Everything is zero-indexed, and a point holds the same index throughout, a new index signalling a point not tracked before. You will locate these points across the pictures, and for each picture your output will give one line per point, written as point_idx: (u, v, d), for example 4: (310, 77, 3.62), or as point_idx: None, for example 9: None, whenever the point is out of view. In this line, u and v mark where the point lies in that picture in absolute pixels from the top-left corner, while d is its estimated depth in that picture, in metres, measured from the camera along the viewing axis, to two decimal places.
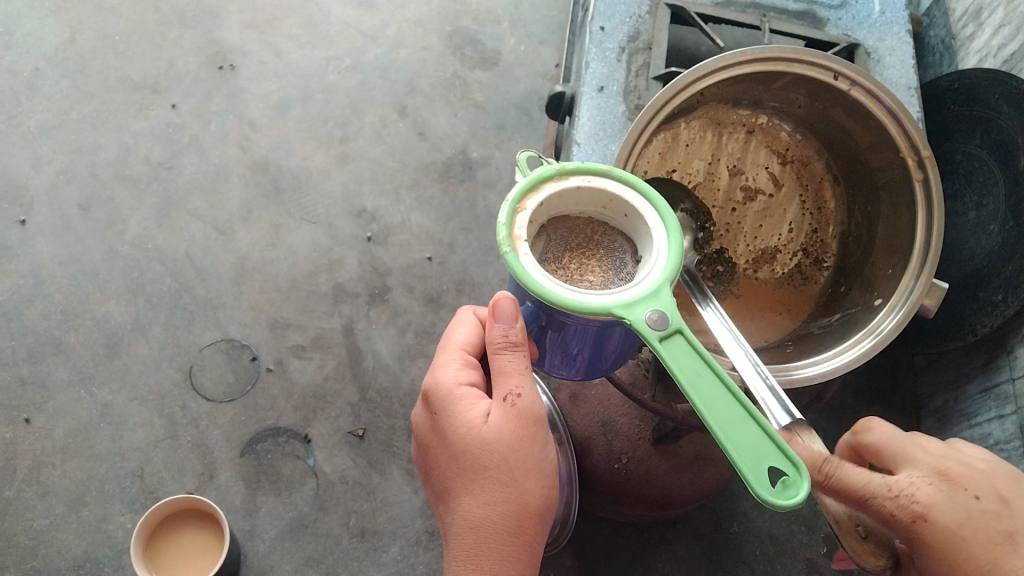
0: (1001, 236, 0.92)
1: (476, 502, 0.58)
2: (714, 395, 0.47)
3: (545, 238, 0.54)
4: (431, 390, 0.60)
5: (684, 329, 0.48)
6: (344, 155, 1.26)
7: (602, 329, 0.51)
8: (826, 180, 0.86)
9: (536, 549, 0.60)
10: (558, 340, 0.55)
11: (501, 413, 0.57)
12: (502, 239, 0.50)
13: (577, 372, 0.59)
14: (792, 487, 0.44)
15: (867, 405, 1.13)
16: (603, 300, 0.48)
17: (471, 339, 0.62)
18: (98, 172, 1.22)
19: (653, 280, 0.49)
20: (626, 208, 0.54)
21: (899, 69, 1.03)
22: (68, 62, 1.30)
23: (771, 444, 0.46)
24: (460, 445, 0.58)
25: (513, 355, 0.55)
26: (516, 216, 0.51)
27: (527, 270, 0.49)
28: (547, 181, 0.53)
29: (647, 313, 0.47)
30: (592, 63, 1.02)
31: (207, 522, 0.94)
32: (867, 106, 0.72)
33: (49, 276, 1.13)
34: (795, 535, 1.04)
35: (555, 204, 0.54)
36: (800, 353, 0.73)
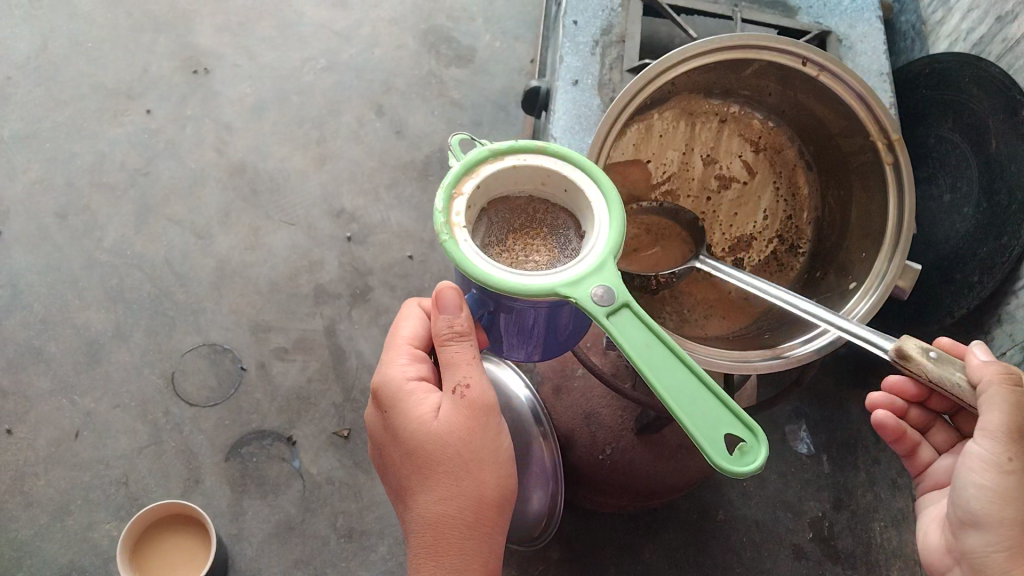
0: (975, 217, 0.93)
1: (431, 498, 0.59)
2: (665, 366, 0.48)
3: (486, 221, 0.55)
4: (379, 388, 0.60)
5: (631, 302, 0.48)
6: (322, 156, 1.26)
7: (554, 307, 0.52)
8: (799, 166, 0.86)
9: (497, 535, 0.61)
10: (511, 323, 0.56)
11: (451, 407, 0.58)
12: (440, 227, 0.50)
13: (533, 352, 0.60)
14: (749, 453, 0.47)
15: (850, 389, 1.13)
16: (546, 281, 0.49)
17: (416, 332, 0.63)
18: (74, 180, 1.21)
19: (597, 253, 0.50)
20: (566, 183, 0.54)
21: (870, 56, 1.04)
22: (40, 71, 1.29)
23: (725, 411, 0.48)
24: (412, 441, 0.58)
25: (459, 345, 0.56)
26: (453, 202, 0.51)
27: (466, 256, 0.49)
28: (485, 164, 0.53)
29: (593, 290, 0.48)
30: (566, 57, 1.02)
31: (189, 524, 0.94)
32: (834, 90, 0.72)
33: (28, 285, 1.12)
34: (781, 521, 1.05)
35: (495, 186, 0.54)
36: (773, 339, 0.74)
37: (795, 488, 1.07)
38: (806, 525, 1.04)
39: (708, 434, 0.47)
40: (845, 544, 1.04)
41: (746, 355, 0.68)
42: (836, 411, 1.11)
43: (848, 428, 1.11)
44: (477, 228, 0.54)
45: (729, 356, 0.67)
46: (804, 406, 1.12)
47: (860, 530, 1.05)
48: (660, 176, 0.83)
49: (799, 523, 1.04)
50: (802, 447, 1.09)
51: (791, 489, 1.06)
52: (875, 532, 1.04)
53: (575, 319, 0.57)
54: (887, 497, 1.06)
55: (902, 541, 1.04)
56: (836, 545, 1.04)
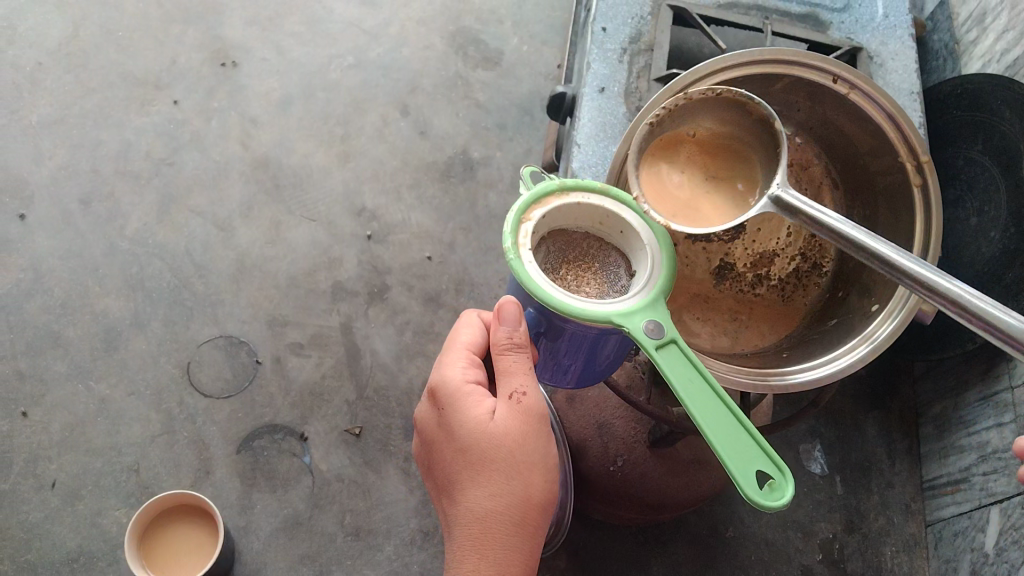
0: (1003, 242, 0.92)
1: (481, 493, 0.57)
2: (705, 400, 0.50)
3: (545, 249, 0.58)
4: (436, 386, 0.60)
5: (678, 339, 0.52)
6: (345, 153, 1.26)
7: (597, 339, 0.56)
8: (825, 184, 0.84)
9: (538, 542, 0.60)
10: (550, 350, 0.61)
11: (506, 411, 0.58)
12: (507, 246, 0.54)
13: (564, 381, 0.65)
14: (777, 490, 0.48)
15: (866, 411, 1.12)
16: (604, 310, 0.52)
17: (475, 339, 0.62)
18: (99, 167, 1.22)
19: (650, 293, 0.53)
20: (623, 224, 0.58)
21: (902, 74, 1.02)
22: (70, 58, 1.30)
23: (757, 447, 0.49)
24: (467, 438, 0.58)
25: (517, 356, 0.57)
26: (520, 225, 0.55)
27: (530, 276, 0.52)
28: (554, 195, 0.57)
29: (645, 323, 0.52)
30: (594, 63, 1.01)
31: (198, 515, 0.94)
32: (864, 110, 0.72)
33: (49, 270, 1.13)
34: (791, 540, 1.04)
35: (557, 216, 0.58)
36: (792, 359, 0.73)
37: (807, 508, 1.06)
38: (816, 545, 1.03)
39: (740, 463, 0.48)
40: (855, 567, 1.02)
41: (761, 373, 0.68)
42: (851, 432, 1.10)
43: (863, 450, 1.10)
44: (538, 254, 0.58)
45: (747, 374, 0.67)
46: (820, 425, 1.11)
47: (871, 553, 1.03)
48: None
49: (809, 543, 1.03)
50: (816, 467, 1.08)
51: (803, 509, 1.05)
52: (886, 557, 1.03)
53: (608, 364, 0.62)
54: (899, 521, 1.05)
55: (913, 567, 1.03)
56: (846, 568, 1.02)
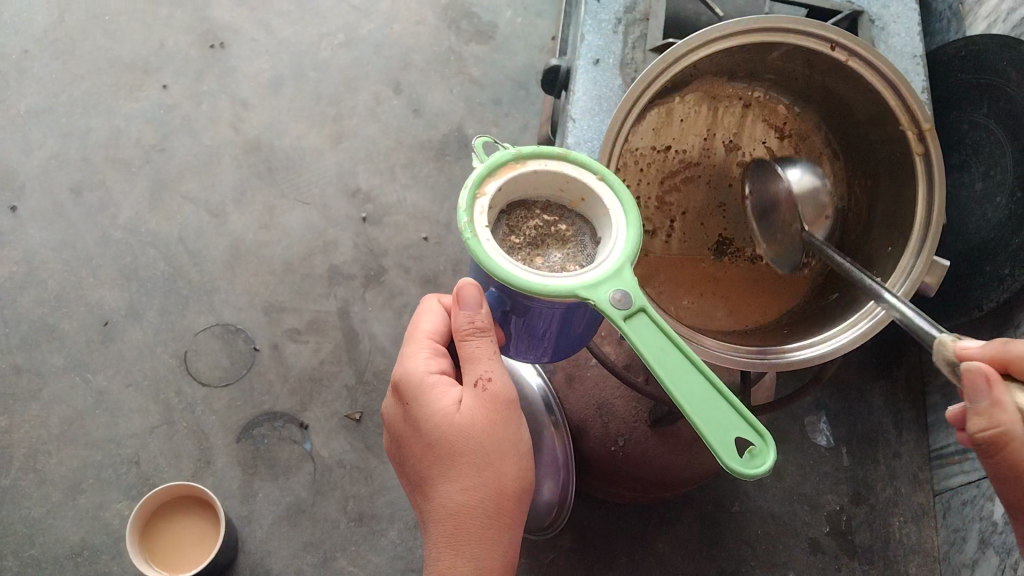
0: (1009, 208, 0.89)
1: (453, 488, 0.57)
2: (681, 370, 0.48)
3: (503, 224, 0.55)
4: (400, 381, 0.59)
5: (648, 307, 0.49)
6: (338, 134, 1.24)
7: (567, 313, 0.53)
8: (825, 154, 0.83)
9: (515, 530, 0.60)
10: (521, 325, 0.57)
11: (473, 400, 0.57)
12: (463, 225, 0.50)
13: (542, 356, 0.62)
14: (758, 457, 0.47)
15: (872, 381, 1.10)
16: (567, 283, 0.49)
17: (438, 327, 0.61)
18: (89, 156, 1.20)
19: (614, 260, 0.50)
20: (585, 190, 0.55)
21: (905, 37, 0.98)
22: (56, 44, 1.28)
23: (737, 415, 0.48)
24: (434, 432, 0.57)
25: (479, 341, 0.55)
26: (476, 201, 0.52)
27: (490, 256, 0.49)
28: (508, 166, 0.54)
29: (611, 294, 0.49)
30: (587, 35, 0.98)
31: (194, 507, 0.94)
32: (864, 77, 0.70)
33: (42, 262, 1.12)
34: (798, 514, 1.02)
35: (514, 187, 0.55)
36: (792, 335, 0.72)
37: (813, 481, 1.04)
38: (824, 519, 1.02)
39: (719, 434, 0.47)
40: (863, 539, 1.01)
41: (762, 351, 0.67)
42: (857, 404, 1.09)
43: (870, 421, 1.08)
44: (497, 229, 0.55)
45: (747, 353, 0.66)
46: (825, 397, 1.09)
47: (879, 525, 1.02)
48: (680, 164, 0.81)
49: (817, 516, 1.02)
50: (822, 439, 1.07)
51: (810, 481, 1.04)
52: (895, 528, 1.02)
53: (585, 329, 0.58)
54: (907, 492, 1.04)
55: (921, 537, 1.02)
56: (854, 540, 1.01)
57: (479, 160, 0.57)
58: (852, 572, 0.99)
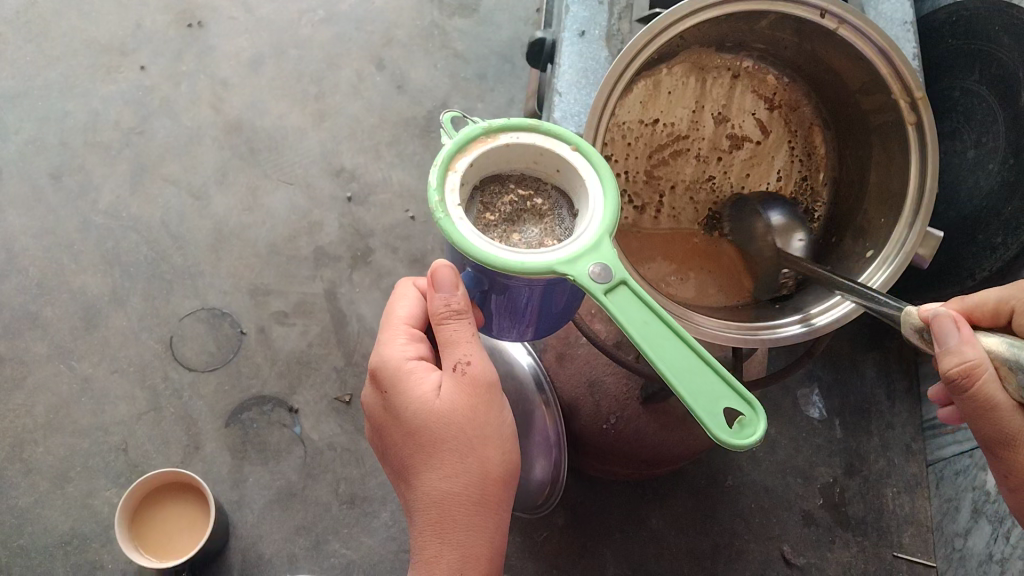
0: (1001, 175, 0.88)
1: (436, 476, 0.57)
2: (664, 342, 0.47)
3: (478, 201, 0.54)
4: (377, 369, 0.58)
5: (629, 279, 0.48)
6: (321, 112, 1.22)
7: (547, 288, 0.52)
8: (816, 125, 0.82)
9: (502, 513, 0.60)
10: (501, 304, 0.55)
11: (452, 385, 0.56)
12: (435, 205, 0.49)
13: (525, 333, 0.60)
14: (748, 427, 0.46)
15: (864, 352, 1.09)
16: (543, 260, 0.48)
17: (413, 311, 0.60)
18: (67, 140, 1.18)
19: (593, 232, 0.49)
20: (559, 161, 0.53)
21: (894, 3, 0.94)
22: (30, 26, 1.25)
23: (725, 386, 0.47)
24: (415, 420, 0.56)
25: (456, 324, 0.54)
26: (447, 178, 0.50)
27: (465, 236, 0.48)
28: (477, 141, 0.52)
29: (590, 268, 0.48)
30: (572, 6, 0.96)
31: (184, 488, 0.93)
32: (854, 45, 0.68)
33: (23, 249, 1.10)
34: (792, 487, 1.02)
35: (486, 163, 0.53)
36: (784, 309, 0.71)
37: (806, 453, 1.04)
38: (818, 491, 1.02)
39: (708, 406, 0.46)
40: (857, 511, 1.01)
41: (754, 326, 0.66)
42: (849, 376, 1.08)
43: (862, 392, 1.08)
44: (471, 207, 0.54)
45: (737, 327, 0.65)
46: (818, 369, 1.09)
47: (872, 496, 1.02)
48: (667, 138, 0.79)
49: (811, 489, 1.02)
50: (815, 412, 1.06)
51: (802, 454, 1.04)
52: (888, 499, 1.02)
53: (568, 303, 0.57)
54: (900, 463, 1.04)
55: (915, 507, 1.02)
56: (848, 512, 1.01)
57: (446, 136, 0.55)
58: (846, 543, 1.00)
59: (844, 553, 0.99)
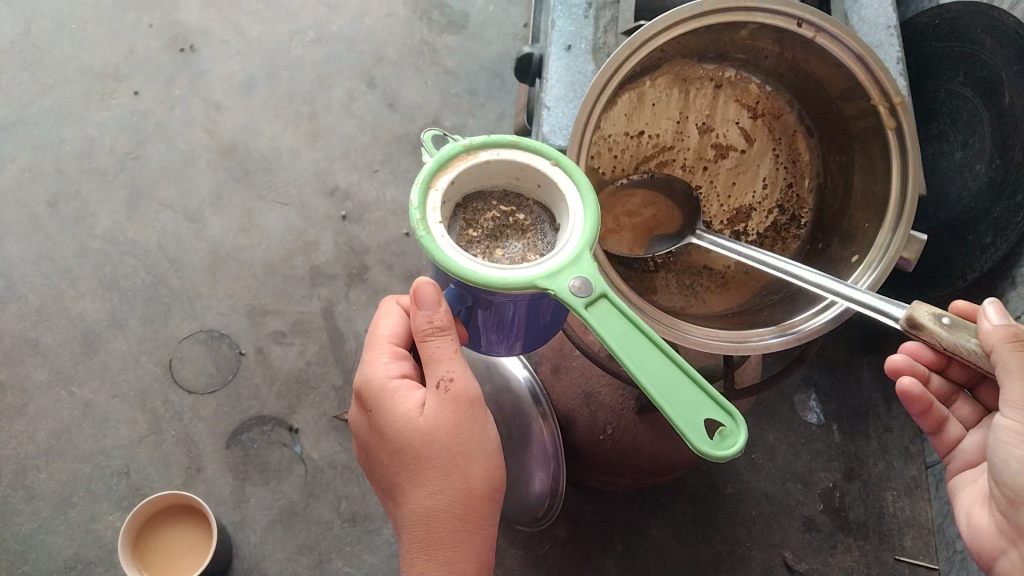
0: (989, 175, 0.89)
1: (422, 493, 0.57)
2: (644, 355, 0.48)
3: (461, 217, 0.55)
4: (363, 388, 0.59)
5: (608, 292, 0.48)
6: (314, 132, 1.23)
7: (532, 301, 0.52)
8: (800, 132, 0.82)
9: (488, 528, 0.60)
10: (488, 319, 0.56)
11: (435, 402, 0.57)
12: (416, 223, 0.50)
13: (512, 347, 0.61)
14: (729, 438, 0.46)
15: (860, 356, 1.10)
16: (523, 275, 0.49)
17: (397, 330, 0.61)
18: (63, 167, 1.19)
19: (573, 246, 0.50)
20: (539, 177, 0.54)
21: (877, 7, 0.95)
22: (24, 55, 1.26)
23: (705, 397, 0.47)
24: (399, 438, 0.57)
25: (439, 341, 0.54)
26: (428, 197, 0.51)
27: (447, 254, 0.49)
28: (458, 159, 0.53)
29: (570, 281, 0.48)
30: (558, 21, 0.97)
31: (179, 514, 0.94)
32: (833, 52, 0.69)
33: (21, 276, 1.11)
34: (791, 493, 1.03)
35: (467, 181, 0.54)
36: (772, 316, 0.72)
37: (804, 458, 1.05)
38: (818, 496, 1.02)
39: (688, 417, 0.47)
40: (858, 514, 1.02)
41: (740, 334, 0.66)
42: (846, 379, 1.09)
43: (860, 396, 1.08)
44: (454, 225, 0.55)
45: (724, 335, 0.65)
46: (814, 374, 1.09)
47: (873, 500, 1.03)
48: (654, 149, 0.80)
49: (811, 494, 1.02)
50: (813, 417, 1.07)
51: (801, 460, 1.04)
52: (889, 502, 1.02)
53: (553, 316, 0.57)
54: (899, 465, 1.05)
55: (916, 509, 1.02)
56: (848, 516, 1.02)
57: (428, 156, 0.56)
58: (848, 547, 1.00)
59: (847, 558, 0.99)
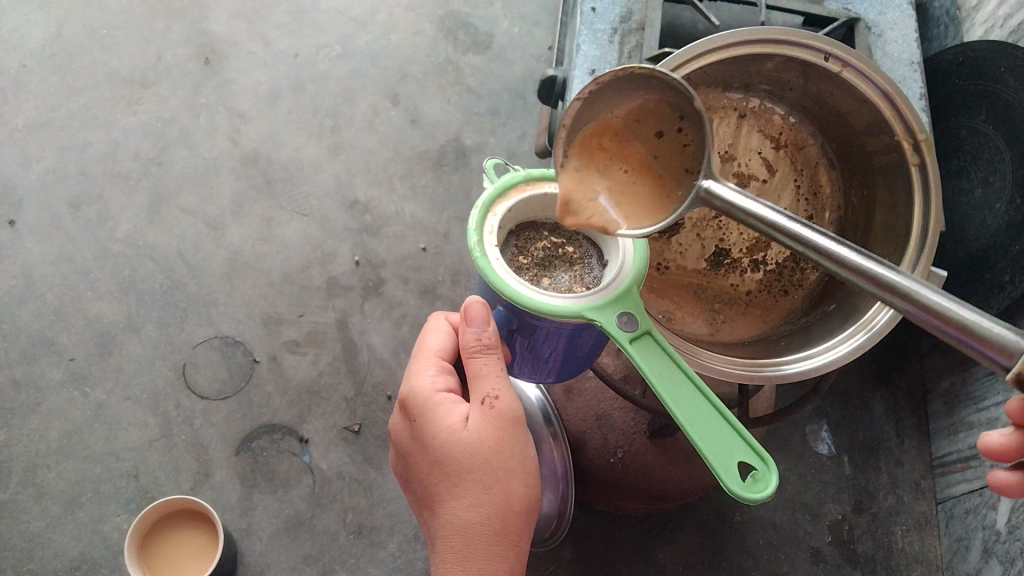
0: (1008, 215, 0.89)
1: (460, 504, 0.57)
2: (685, 395, 0.50)
3: (513, 242, 0.59)
4: (407, 399, 0.60)
5: (653, 331, 0.52)
6: (336, 145, 1.25)
7: (574, 332, 0.56)
8: (822, 164, 0.83)
9: (522, 548, 0.60)
10: (527, 344, 0.60)
11: (479, 417, 0.58)
12: (473, 244, 0.54)
13: (546, 375, 0.64)
14: (761, 481, 0.48)
15: (872, 389, 1.10)
16: (573, 303, 0.52)
17: (444, 344, 0.62)
18: (88, 170, 1.20)
19: (621, 283, 0.53)
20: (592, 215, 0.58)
21: (901, 44, 0.96)
22: (54, 58, 1.28)
23: (740, 440, 0.50)
24: (441, 449, 0.57)
25: (487, 358, 0.57)
26: (486, 220, 0.55)
27: (500, 275, 0.52)
28: (517, 188, 0.57)
29: (618, 317, 0.52)
30: (583, 45, 0.98)
31: (180, 515, 0.94)
32: (858, 87, 0.70)
33: (40, 276, 1.12)
34: (799, 523, 1.02)
35: (524, 209, 0.58)
36: (789, 347, 0.72)
37: (814, 489, 1.04)
38: (825, 528, 1.02)
39: (722, 457, 0.49)
40: (866, 548, 1.01)
41: (758, 363, 0.67)
42: (857, 411, 1.09)
43: (871, 429, 1.08)
44: (506, 250, 0.59)
45: (738, 362, 0.66)
46: (826, 405, 1.09)
47: (881, 534, 1.02)
48: None
49: (818, 526, 1.02)
50: (823, 448, 1.06)
51: (811, 491, 1.04)
52: (897, 536, 1.02)
53: (591, 347, 0.60)
54: (909, 501, 1.04)
55: (924, 546, 1.01)
56: (856, 549, 1.01)
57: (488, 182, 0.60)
58: None
59: None
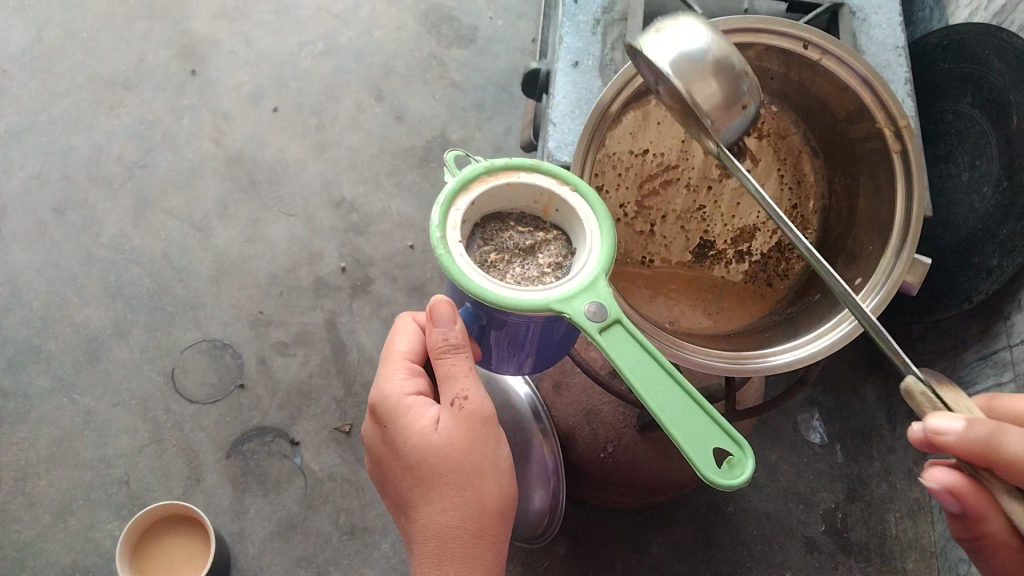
0: (996, 198, 0.88)
1: (435, 508, 0.57)
2: (657, 383, 0.49)
3: (478, 235, 0.58)
4: (378, 404, 0.59)
5: (623, 318, 0.51)
6: (321, 144, 1.24)
7: (547, 321, 0.55)
8: (806, 151, 0.83)
9: (500, 547, 0.60)
10: (500, 338, 0.58)
11: (450, 420, 0.57)
12: (437, 241, 0.53)
13: (522, 365, 0.63)
14: (737, 466, 0.48)
15: (863, 376, 1.10)
16: (540, 296, 0.51)
17: (412, 346, 0.61)
18: (71, 175, 1.19)
19: (589, 273, 0.52)
20: (561, 203, 0.57)
21: (885, 28, 0.95)
22: (35, 63, 1.27)
23: (714, 425, 0.49)
24: (413, 454, 0.57)
25: (455, 358, 0.56)
26: (449, 215, 0.54)
27: (465, 274, 0.52)
28: (480, 180, 0.56)
29: (586, 307, 0.51)
30: (566, 37, 0.98)
31: (171, 521, 0.94)
32: (838, 74, 0.69)
33: (26, 283, 1.11)
34: (793, 512, 1.02)
35: (488, 201, 0.57)
36: (773, 339, 0.71)
37: (807, 478, 1.04)
38: (819, 516, 1.01)
39: (697, 446, 0.48)
40: (859, 536, 1.01)
41: (744, 356, 0.66)
42: (849, 399, 1.08)
43: (863, 416, 1.08)
44: (472, 242, 0.57)
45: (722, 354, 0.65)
46: (817, 393, 1.09)
47: (875, 521, 1.02)
48: (659, 167, 0.79)
49: (812, 514, 1.02)
50: (815, 437, 1.06)
51: (804, 479, 1.04)
52: (891, 523, 1.02)
53: (566, 334, 0.59)
54: (902, 487, 1.04)
55: (918, 532, 1.01)
56: (850, 537, 1.01)
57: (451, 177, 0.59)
58: (849, 570, 0.99)
59: None
